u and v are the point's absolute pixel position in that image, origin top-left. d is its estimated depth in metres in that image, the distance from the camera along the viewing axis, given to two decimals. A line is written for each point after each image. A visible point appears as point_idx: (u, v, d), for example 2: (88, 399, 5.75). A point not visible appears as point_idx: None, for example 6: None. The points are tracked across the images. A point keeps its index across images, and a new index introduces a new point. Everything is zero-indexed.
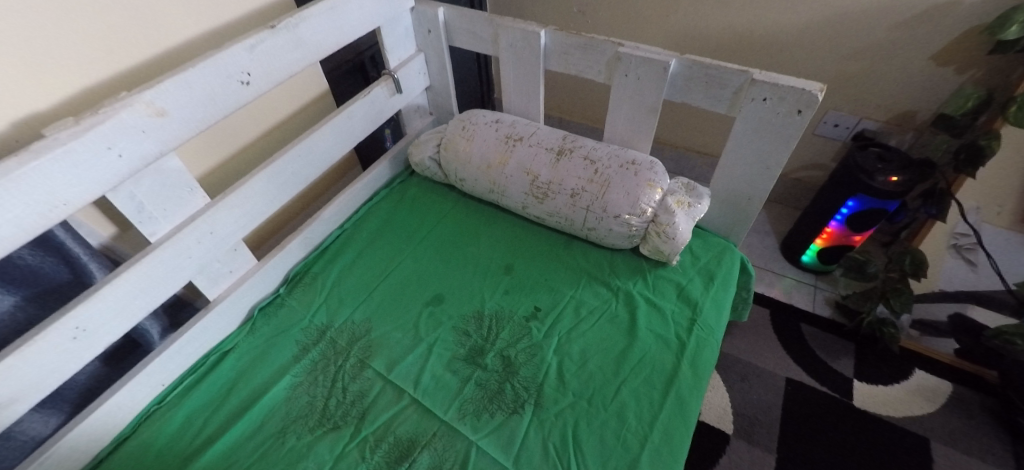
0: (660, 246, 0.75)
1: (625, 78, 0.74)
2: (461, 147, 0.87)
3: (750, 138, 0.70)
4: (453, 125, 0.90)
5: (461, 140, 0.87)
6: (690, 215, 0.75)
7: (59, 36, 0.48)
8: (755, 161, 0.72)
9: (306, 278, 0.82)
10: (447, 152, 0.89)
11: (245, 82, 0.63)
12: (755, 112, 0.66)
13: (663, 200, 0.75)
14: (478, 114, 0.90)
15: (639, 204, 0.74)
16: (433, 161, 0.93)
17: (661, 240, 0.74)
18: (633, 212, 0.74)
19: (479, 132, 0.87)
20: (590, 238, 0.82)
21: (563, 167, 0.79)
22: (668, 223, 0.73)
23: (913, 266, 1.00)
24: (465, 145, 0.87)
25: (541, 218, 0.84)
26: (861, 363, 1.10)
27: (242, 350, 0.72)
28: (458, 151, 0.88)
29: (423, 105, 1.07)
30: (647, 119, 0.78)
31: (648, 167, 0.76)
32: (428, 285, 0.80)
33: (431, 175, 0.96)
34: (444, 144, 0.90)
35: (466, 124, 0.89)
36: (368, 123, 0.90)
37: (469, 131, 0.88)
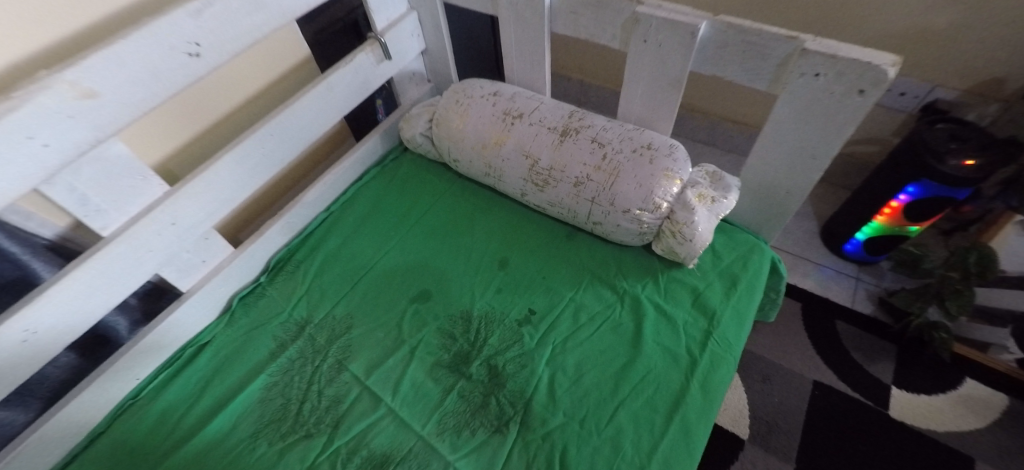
0: (674, 246, 0.65)
1: (644, 44, 0.61)
2: (454, 124, 0.77)
3: (795, 122, 0.57)
4: (446, 98, 0.80)
5: (454, 116, 0.77)
6: (713, 212, 0.64)
7: None
8: (799, 149, 0.60)
9: (288, 267, 0.77)
10: (439, 128, 0.79)
11: (194, 54, 0.55)
12: (805, 91, 0.53)
13: (682, 193, 0.64)
14: (474, 85, 0.79)
15: (653, 198, 0.63)
16: (424, 136, 0.83)
17: (676, 240, 0.64)
18: (645, 207, 0.63)
19: (474, 107, 0.76)
20: (596, 232, 0.72)
21: (567, 150, 0.68)
22: (686, 221, 0.62)
23: (980, 266, 0.85)
24: (458, 122, 0.77)
25: (542, 207, 0.75)
26: (902, 369, 0.99)
27: (219, 344, 0.69)
28: (450, 129, 0.78)
29: (419, 72, 0.96)
30: (670, 94, 0.65)
31: (667, 153, 0.65)
32: (415, 279, 0.74)
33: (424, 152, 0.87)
34: (436, 120, 0.80)
35: (460, 96, 0.78)
36: (352, 95, 0.80)
37: (463, 105, 0.77)
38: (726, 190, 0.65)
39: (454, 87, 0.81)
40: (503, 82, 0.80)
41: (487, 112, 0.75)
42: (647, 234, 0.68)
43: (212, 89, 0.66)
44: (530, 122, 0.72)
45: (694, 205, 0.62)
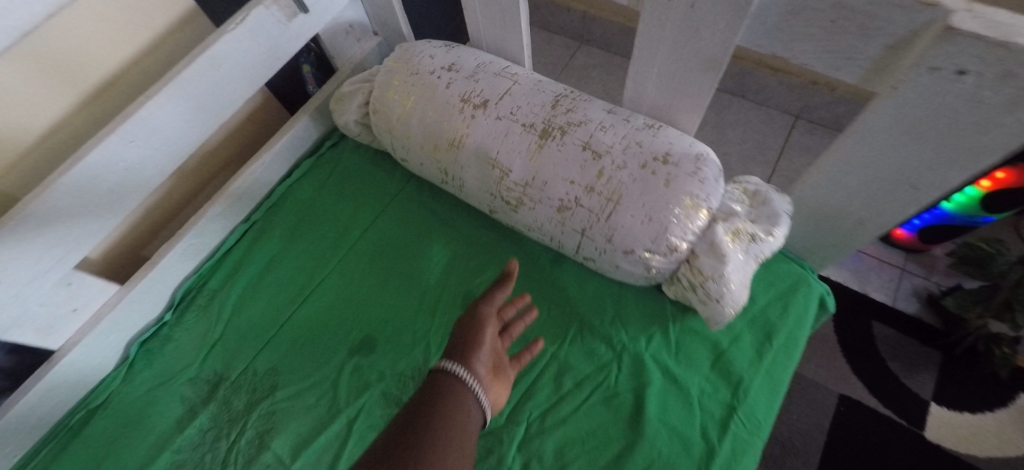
0: (693, 301, 0.48)
1: (666, 2, 0.38)
2: (395, 114, 0.56)
3: (898, 138, 0.36)
4: (384, 72, 0.58)
5: (395, 102, 0.56)
6: (750, 256, 0.46)
7: None
8: (892, 171, 0.39)
9: (198, 302, 0.62)
10: (377, 117, 0.59)
11: None
12: (932, 95, 0.32)
13: (708, 229, 0.45)
14: (423, 53, 0.57)
15: (667, 238, 0.44)
16: (358, 122, 0.62)
17: (696, 295, 0.47)
18: (654, 249, 0.45)
19: (420, 90, 0.54)
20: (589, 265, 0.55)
21: (548, 160, 0.48)
22: (712, 273, 0.44)
23: None
24: (400, 112, 0.56)
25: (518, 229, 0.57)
26: (945, 382, 0.85)
27: (117, 406, 0.56)
28: (392, 120, 0.57)
29: (358, 22, 0.71)
30: (702, 77, 0.43)
31: (691, 170, 0.45)
32: (355, 320, 0.59)
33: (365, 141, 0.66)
34: (372, 105, 0.59)
35: (402, 72, 0.56)
36: (254, 68, 0.59)
37: (406, 86, 0.55)
38: (772, 223, 0.46)
39: (395, 55, 0.59)
40: (464, 47, 0.57)
41: (437, 98, 0.54)
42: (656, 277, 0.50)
43: (33, 81, 0.45)
44: (498, 115, 0.51)
45: (725, 250, 0.44)
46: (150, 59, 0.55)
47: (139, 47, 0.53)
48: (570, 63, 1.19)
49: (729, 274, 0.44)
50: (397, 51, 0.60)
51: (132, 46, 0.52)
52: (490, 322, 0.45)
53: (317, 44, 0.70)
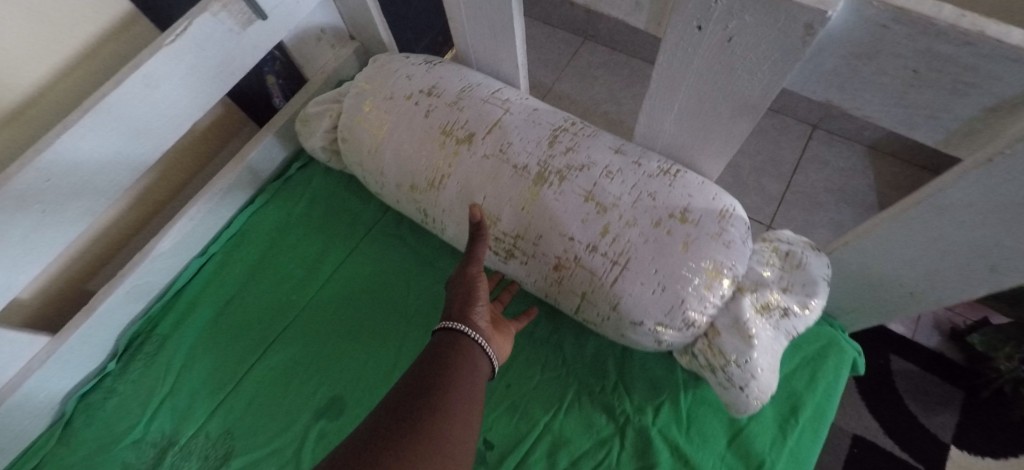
0: (712, 383, 0.41)
1: (697, 31, 0.30)
2: (367, 144, 0.48)
3: (984, 214, 0.29)
4: (354, 94, 0.50)
5: (367, 131, 0.48)
6: (780, 333, 0.39)
7: None
8: (964, 248, 0.32)
9: (145, 350, 0.55)
10: (347, 145, 0.51)
11: None
12: None
13: (732, 301, 0.38)
14: (399, 73, 0.49)
15: (683, 312, 0.37)
16: (326, 150, 0.56)
17: (715, 376, 0.40)
18: (668, 324, 0.38)
19: (395, 118, 0.47)
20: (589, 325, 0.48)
21: (542, 210, 0.41)
22: (738, 358, 0.37)
23: None
24: (372, 143, 0.48)
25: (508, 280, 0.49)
26: (968, 425, 0.79)
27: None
28: (363, 151, 0.49)
29: (330, 25, 0.62)
30: (732, 118, 0.36)
31: (713, 232, 0.37)
32: (322, 375, 0.52)
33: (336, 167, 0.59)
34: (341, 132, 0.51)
35: (375, 95, 0.48)
36: (203, 85, 0.50)
37: (379, 113, 0.47)
38: (807, 295, 0.39)
39: (367, 74, 0.50)
40: (446, 67, 0.49)
41: (415, 128, 0.46)
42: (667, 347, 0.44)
43: None
44: (485, 152, 0.43)
45: (752, 329, 0.37)
46: (78, 75, 0.46)
47: (61, 63, 0.44)
48: (571, 62, 1.09)
49: (755, 357, 0.37)
50: (369, 66, 0.52)
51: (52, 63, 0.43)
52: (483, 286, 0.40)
53: (283, 51, 0.61)
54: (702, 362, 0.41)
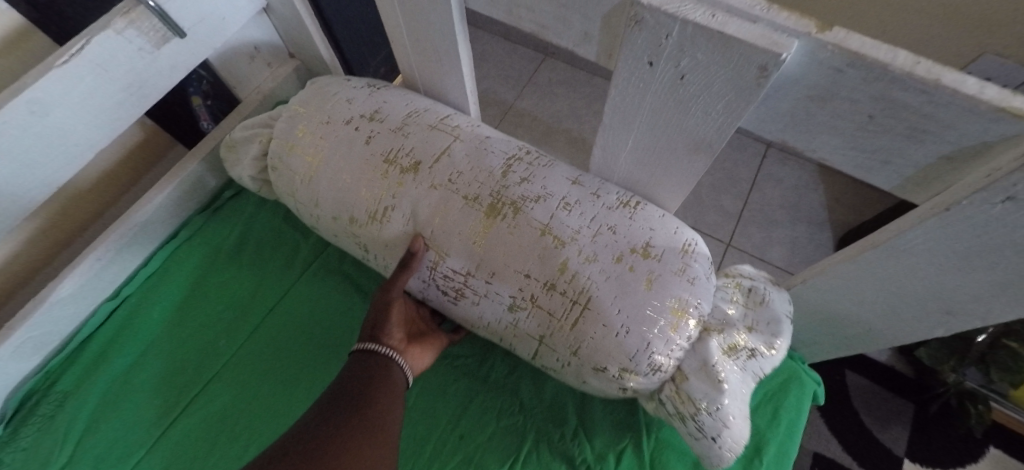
0: (683, 433, 0.38)
1: (647, 67, 0.28)
2: (301, 173, 0.43)
3: (938, 259, 0.28)
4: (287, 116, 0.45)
5: (300, 158, 0.43)
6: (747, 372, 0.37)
7: None
8: (915, 289, 0.31)
9: (41, 412, 0.47)
10: (278, 173, 0.45)
11: None
12: (997, 224, 0.24)
13: (699, 342, 0.35)
14: (337, 95, 0.44)
15: (649, 357, 0.34)
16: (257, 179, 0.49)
17: (687, 426, 0.36)
18: (633, 369, 0.34)
19: (331, 144, 0.42)
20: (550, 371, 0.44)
21: (495, 246, 0.37)
22: (708, 404, 0.34)
23: None
24: (306, 172, 0.43)
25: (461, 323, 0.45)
26: (919, 437, 0.81)
27: None
28: (295, 181, 0.44)
29: (265, 43, 0.58)
30: (683, 154, 0.34)
31: (677, 268, 0.35)
32: (252, 434, 0.46)
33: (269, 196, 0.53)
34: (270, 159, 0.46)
35: (310, 118, 0.44)
36: (106, 110, 0.44)
37: (315, 137, 0.43)
38: (773, 334, 0.38)
39: (303, 95, 0.46)
40: (390, 91, 0.45)
41: (355, 155, 0.41)
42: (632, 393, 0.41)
43: None
44: (432, 182, 0.39)
45: (721, 373, 0.34)
46: None
47: None
48: (533, 78, 1.07)
49: (725, 400, 0.34)
50: (305, 87, 0.48)
51: None
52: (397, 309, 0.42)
53: (209, 72, 0.55)
54: (671, 411, 0.37)
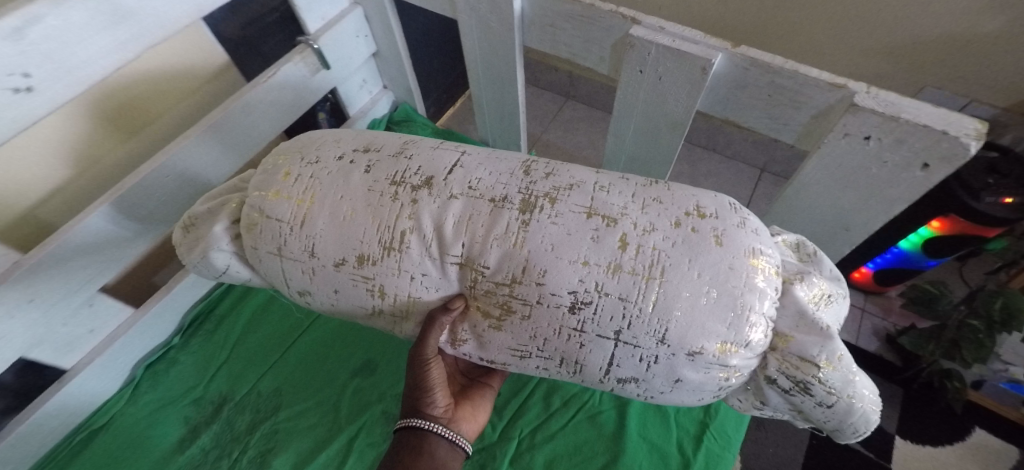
0: (807, 406, 0.39)
1: (639, 74, 0.47)
2: (289, 220, 0.42)
3: (829, 188, 0.45)
4: (262, 176, 0.46)
5: (290, 206, 0.43)
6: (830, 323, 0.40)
7: None
8: (827, 216, 0.48)
9: (205, 327, 0.65)
10: (262, 233, 0.44)
11: (25, 89, 0.40)
12: (846, 157, 0.41)
13: (785, 295, 0.39)
14: (329, 140, 0.48)
15: (745, 320, 0.35)
16: (237, 259, 0.48)
17: (809, 398, 0.38)
18: (731, 338, 0.35)
19: (326, 182, 0.43)
20: (627, 392, 0.43)
21: (540, 243, 0.38)
22: (827, 360, 0.37)
23: (1002, 314, 0.74)
24: (297, 215, 0.43)
25: (496, 363, 0.44)
26: (907, 417, 0.91)
27: (117, 427, 0.58)
28: (285, 232, 0.43)
29: (370, 76, 0.81)
30: (670, 135, 0.52)
31: (734, 223, 0.38)
32: (357, 345, 0.63)
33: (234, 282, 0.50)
34: (250, 224, 0.45)
35: (296, 163, 0.45)
36: (275, 119, 0.66)
37: (306, 181, 0.44)
38: (831, 278, 0.42)
39: (280, 149, 0.48)
40: (373, 130, 0.49)
41: (356, 185, 0.42)
42: (723, 388, 0.42)
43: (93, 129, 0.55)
44: (451, 193, 0.41)
45: (819, 323, 0.38)
46: (198, 96, 0.66)
47: (187, 89, 0.64)
48: (558, 115, 1.30)
49: (835, 347, 0.37)
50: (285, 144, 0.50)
51: (182, 88, 0.63)
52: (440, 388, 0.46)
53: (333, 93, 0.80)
54: (788, 387, 0.39)
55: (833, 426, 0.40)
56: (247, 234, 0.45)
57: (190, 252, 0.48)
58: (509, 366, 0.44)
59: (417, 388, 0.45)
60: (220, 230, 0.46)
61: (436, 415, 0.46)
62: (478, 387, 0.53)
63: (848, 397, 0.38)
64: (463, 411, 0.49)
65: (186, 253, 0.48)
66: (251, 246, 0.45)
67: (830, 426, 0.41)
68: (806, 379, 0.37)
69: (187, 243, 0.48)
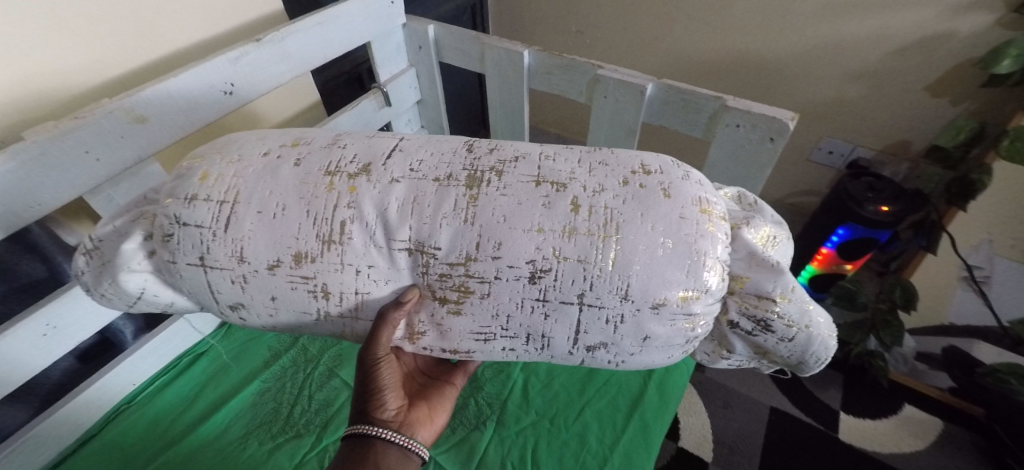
0: (771, 343, 0.46)
1: (604, 99, 0.75)
2: (211, 223, 0.45)
3: (728, 165, 0.70)
4: (174, 185, 0.47)
5: (210, 208, 0.45)
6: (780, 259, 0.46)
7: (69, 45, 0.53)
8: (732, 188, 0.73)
9: None
10: (179, 246, 0.46)
11: (228, 92, 0.64)
12: (730, 140, 0.67)
13: (736, 240, 0.44)
14: (252, 143, 0.51)
15: (702, 265, 0.40)
16: (153, 279, 0.50)
17: (771, 335, 0.45)
18: (691, 285, 0.40)
19: (252, 180, 0.46)
20: (599, 359, 0.46)
21: (489, 215, 0.42)
22: (782, 294, 0.44)
23: (903, 298, 1.02)
24: (220, 217, 0.45)
25: (459, 352, 0.48)
26: (848, 395, 1.09)
27: (215, 353, 0.75)
28: (208, 237, 0.45)
29: (413, 118, 1.09)
30: (627, 141, 0.78)
31: (678, 177, 0.44)
32: None
33: (152, 305, 0.52)
34: (164, 237, 0.47)
35: (214, 166, 0.48)
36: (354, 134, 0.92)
37: (229, 181, 0.46)
38: (773, 221, 0.47)
39: (197, 154, 0.50)
40: (306, 130, 0.54)
41: (285, 180, 0.46)
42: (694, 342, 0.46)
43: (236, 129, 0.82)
44: (392, 177, 0.46)
45: (769, 260, 0.43)
46: (299, 121, 0.94)
47: (293, 114, 0.92)
48: None
49: (788, 281, 0.44)
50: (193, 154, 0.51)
51: (289, 113, 0.91)
52: (390, 392, 0.52)
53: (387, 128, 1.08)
54: (751, 327, 0.46)
55: (797, 359, 0.47)
56: (162, 247, 0.47)
57: (101, 278, 0.49)
58: (474, 352, 0.49)
59: (369, 391, 0.51)
60: (133, 249, 0.48)
61: (386, 418, 0.52)
62: (434, 389, 0.61)
63: (806, 327, 0.45)
64: (417, 413, 0.56)
65: (97, 279, 0.49)
66: (167, 259, 0.47)
67: (795, 358, 0.48)
68: (766, 316, 0.44)
69: (97, 268, 0.49)
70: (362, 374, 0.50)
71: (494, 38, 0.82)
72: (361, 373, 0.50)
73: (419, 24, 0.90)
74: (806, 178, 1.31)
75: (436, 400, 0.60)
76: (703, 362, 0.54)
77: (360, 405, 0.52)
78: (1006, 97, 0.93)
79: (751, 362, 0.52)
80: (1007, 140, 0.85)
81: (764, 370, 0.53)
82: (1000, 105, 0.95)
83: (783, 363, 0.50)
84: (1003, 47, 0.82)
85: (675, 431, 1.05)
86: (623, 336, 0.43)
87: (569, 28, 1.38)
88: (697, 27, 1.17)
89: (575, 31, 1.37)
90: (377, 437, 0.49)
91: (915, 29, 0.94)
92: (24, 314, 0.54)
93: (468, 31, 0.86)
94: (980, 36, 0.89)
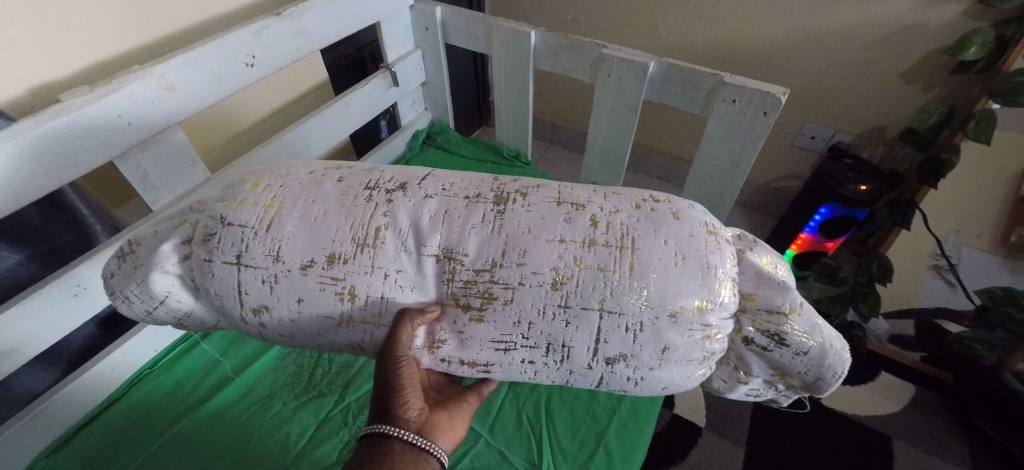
0: (787, 361, 0.43)
1: (607, 77, 0.80)
2: (255, 223, 0.44)
3: (724, 139, 0.75)
4: (226, 192, 0.48)
5: (257, 211, 0.45)
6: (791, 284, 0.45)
7: (88, 19, 0.58)
8: (726, 161, 0.78)
9: None
10: (219, 243, 0.44)
11: (250, 64, 0.67)
12: (726, 115, 0.72)
13: (742, 263, 0.45)
14: (297, 165, 0.52)
15: (714, 277, 0.40)
16: (182, 285, 0.47)
17: (786, 349, 0.43)
18: (708, 295, 0.40)
19: (296, 189, 0.47)
20: (618, 376, 0.43)
21: (514, 226, 0.43)
22: (791, 307, 0.43)
23: (880, 271, 1.08)
24: (264, 219, 0.44)
25: (477, 365, 0.44)
26: None
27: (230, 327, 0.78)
28: (250, 235, 0.44)
29: (418, 99, 1.12)
30: (629, 118, 0.83)
31: (685, 205, 0.46)
32: None
33: (173, 317, 0.49)
34: (206, 237, 0.45)
35: (264, 177, 0.49)
36: (364, 113, 0.94)
37: (276, 189, 0.47)
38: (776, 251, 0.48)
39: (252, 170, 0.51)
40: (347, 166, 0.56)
41: (328, 191, 0.47)
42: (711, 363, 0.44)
43: (252, 102, 0.85)
44: (426, 193, 0.47)
45: (775, 278, 0.44)
46: (309, 98, 0.98)
47: (302, 93, 0.96)
48: (543, 156, 1.63)
49: (795, 296, 0.43)
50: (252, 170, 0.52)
51: (297, 92, 0.94)
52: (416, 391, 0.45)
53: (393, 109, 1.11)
54: (765, 343, 0.43)
55: (814, 378, 0.43)
56: (201, 247, 0.45)
57: (128, 281, 0.46)
58: (492, 367, 0.44)
59: (390, 391, 0.44)
60: (170, 250, 0.46)
61: (408, 419, 0.45)
62: (454, 401, 0.54)
63: (820, 341, 0.42)
64: (438, 418, 0.49)
65: (124, 282, 0.46)
66: (204, 259, 0.45)
67: (818, 383, 0.44)
68: (778, 329, 0.42)
69: (128, 272, 0.47)
70: (382, 372, 0.43)
71: (501, 19, 0.85)
72: (381, 374, 0.43)
73: (426, 6, 0.92)
74: (790, 163, 1.39)
75: (456, 410, 0.53)
76: (719, 391, 0.49)
77: (377, 403, 0.45)
78: (972, 83, 1.01)
79: (769, 392, 0.49)
80: (973, 122, 0.92)
81: (787, 403, 0.50)
82: (966, 90, 1.03)
83: (800, 387, 0.46)
84: (970, 35, 0.89)
85: (670, 399, 1.11)
86: (645, 348, 0.41)
87: (566, 16, 1.41)
88: (689, 16, 1.22)
89: (571, 20, 1.41)
90: (394, 441, 0.42)
91: (890, 20, 1.01)
92: (53, 274, 0.57)
93: (474, 12, 0.89)
94: (948, 26, 0.96)
